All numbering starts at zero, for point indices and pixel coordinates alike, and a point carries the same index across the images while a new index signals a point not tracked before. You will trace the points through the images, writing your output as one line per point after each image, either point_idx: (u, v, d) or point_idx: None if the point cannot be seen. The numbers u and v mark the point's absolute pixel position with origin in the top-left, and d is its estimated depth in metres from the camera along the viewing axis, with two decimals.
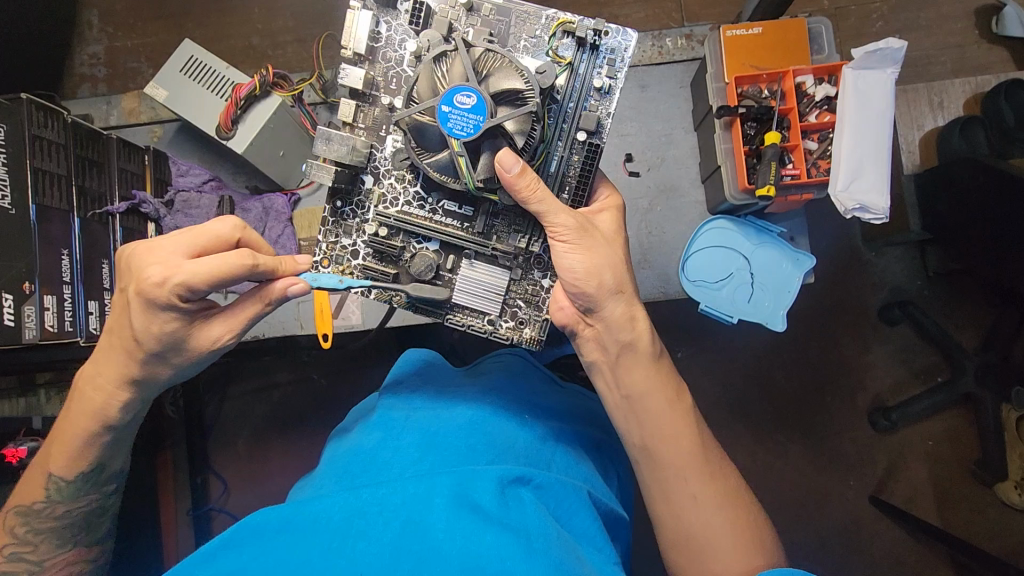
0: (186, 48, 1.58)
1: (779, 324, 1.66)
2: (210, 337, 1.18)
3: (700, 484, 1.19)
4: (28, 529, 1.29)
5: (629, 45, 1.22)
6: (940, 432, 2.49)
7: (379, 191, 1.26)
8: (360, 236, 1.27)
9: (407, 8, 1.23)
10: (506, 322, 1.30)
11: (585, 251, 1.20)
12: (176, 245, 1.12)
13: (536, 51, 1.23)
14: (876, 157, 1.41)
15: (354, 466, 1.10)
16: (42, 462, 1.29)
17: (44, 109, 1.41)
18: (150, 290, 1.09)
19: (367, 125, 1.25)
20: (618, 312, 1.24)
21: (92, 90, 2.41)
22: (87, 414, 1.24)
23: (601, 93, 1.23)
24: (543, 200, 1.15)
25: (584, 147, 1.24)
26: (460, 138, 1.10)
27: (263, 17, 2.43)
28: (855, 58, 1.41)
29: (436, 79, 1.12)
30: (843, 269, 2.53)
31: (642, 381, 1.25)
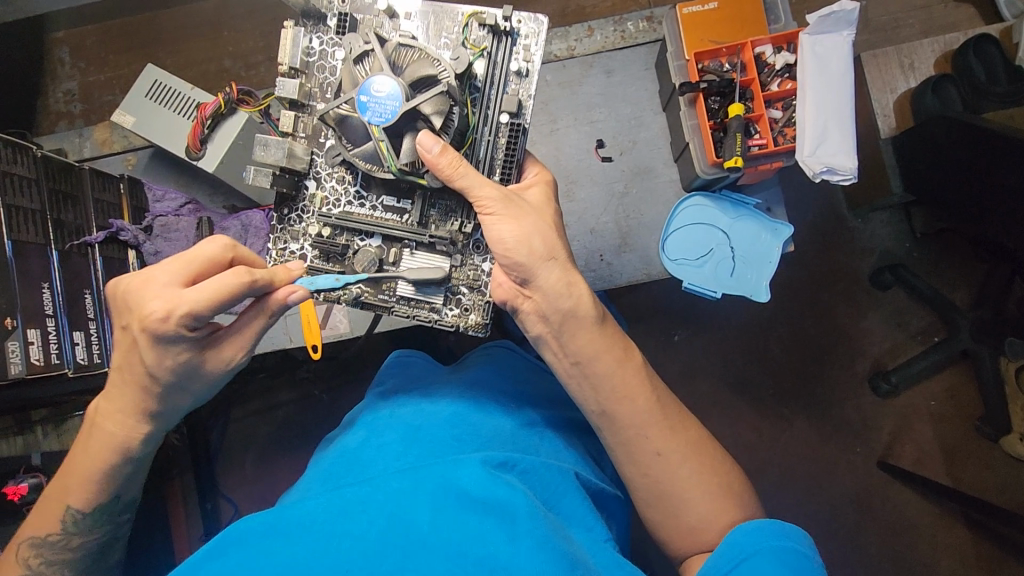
0: (150, 73, 1.59)
1: (763, 294, 1.68)
2: (221, 359, 1.15)
3: (662, 440, 1.21)
4: (42, 560, 1.23)
5: (542, 26, 1.25)
6: (943, 392, 2.49)
7: (321, 194, 1.28)
8: (307, 239, 1.29)
9: (333, 23, 1.25)
10: (451, 309, 1.31)
11: (512, 220, 1.19)
12: (170, 274, 1.07)
13: (451, 44, 1.26)
14: (841, 119, 1.41)
15: (339, 467, 1.11)
16: (58, 493, 1.22)
17: (13, 146, 1.41)
18: (156, 326, 1.04)
19: (309, 134, 1.27)
20: (553, 278, 1.20)
21: (69, 126, 2.42)
22: (105, 447, 1.19)
23: (519, 76, 1.25)
24: (466, 175, 1.16)
25: (509, 128, 1.25)
26: (379, 125, 1.12)
27: (233, 39, 2.45)
28: (811, 24, 1.42)
29: (357, 75, 1.14)
30: (831, 238, 2.54)
31: (587, 348, 1.22)
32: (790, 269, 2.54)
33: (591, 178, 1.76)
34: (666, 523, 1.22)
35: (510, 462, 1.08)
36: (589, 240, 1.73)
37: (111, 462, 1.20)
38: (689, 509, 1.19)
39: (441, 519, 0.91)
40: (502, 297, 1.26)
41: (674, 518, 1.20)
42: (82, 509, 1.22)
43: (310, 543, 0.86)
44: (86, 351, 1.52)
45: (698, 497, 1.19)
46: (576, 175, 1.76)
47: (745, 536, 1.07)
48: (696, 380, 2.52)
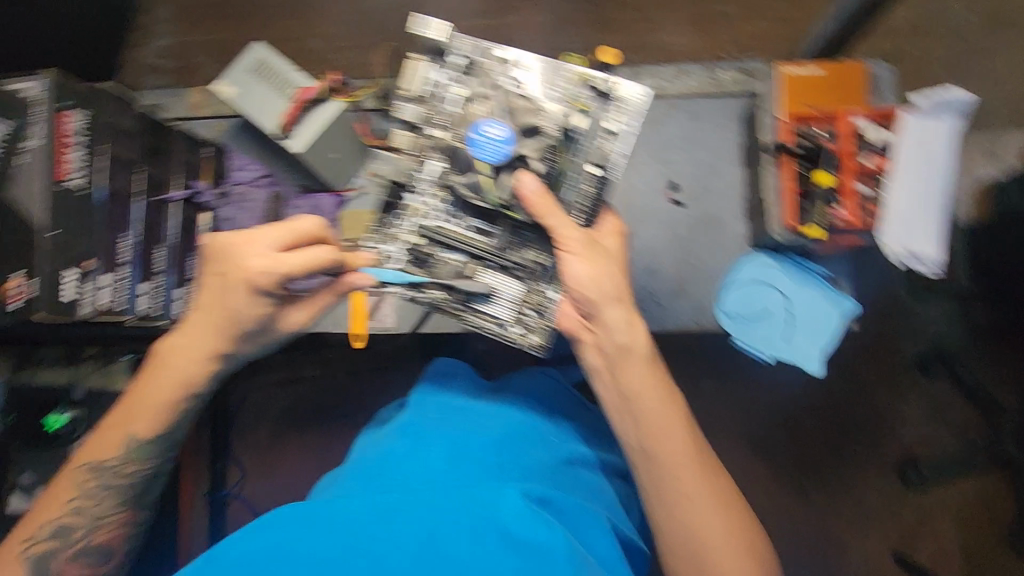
0: (257, 50, 1.65)
1: (814, 367, 1.63)
2: (292, 320, 1.34)
3: (694, 485, 1.19)
4: (96, 484, 1.38)
5: (648, 97, 1.29)
6: (972, 493, 2.40)
7: (416, 206, 1.30)
8: (397, 244, 1.31)
9: (458, 61, 1.31)
10: (516, 328, 1.31)
11: (589, 262, 1.23)
12: (269, 238, 1.25)
13: (557, 97, 1.29)
14: (928, 208, 1.39)
15: (378, 469, 1.12)
16: (120, 421, 1.38)
17: (120, 100, 1.50)
18: (254, 279, 1.23)
19: (416, 152, 1.32)
20: (618, 317, 1.23)
21: (157, 80, 2.53)
22: (172, 383, 1.35)
23: (611, 136, 1.30)
24: (556, 217, 1.21)
25: (596, 180, 1.30)
26: (488, 162, 1.19)
27: (324, 21, 2.52)
28: (919, 107, 1.40)
29: (472, 117, 1.24)
30: (882, 315, 2.46)
31: (637, 383, 1.23)
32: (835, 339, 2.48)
33: (656, 220, 1.75)
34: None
35: (549, 497, 1.07)
36: (644, 279, 1.73)
37: (172, 401, 1.36)
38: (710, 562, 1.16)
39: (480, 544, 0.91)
40: (571, 331, 1.29)
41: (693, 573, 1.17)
42: (140, 438, 1.38)
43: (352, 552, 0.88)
44: (149, 302, 1.57)
45: (718, 552, 1.17)
46: (643, 214, 1.76)
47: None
48: (716, 434, 2.48)
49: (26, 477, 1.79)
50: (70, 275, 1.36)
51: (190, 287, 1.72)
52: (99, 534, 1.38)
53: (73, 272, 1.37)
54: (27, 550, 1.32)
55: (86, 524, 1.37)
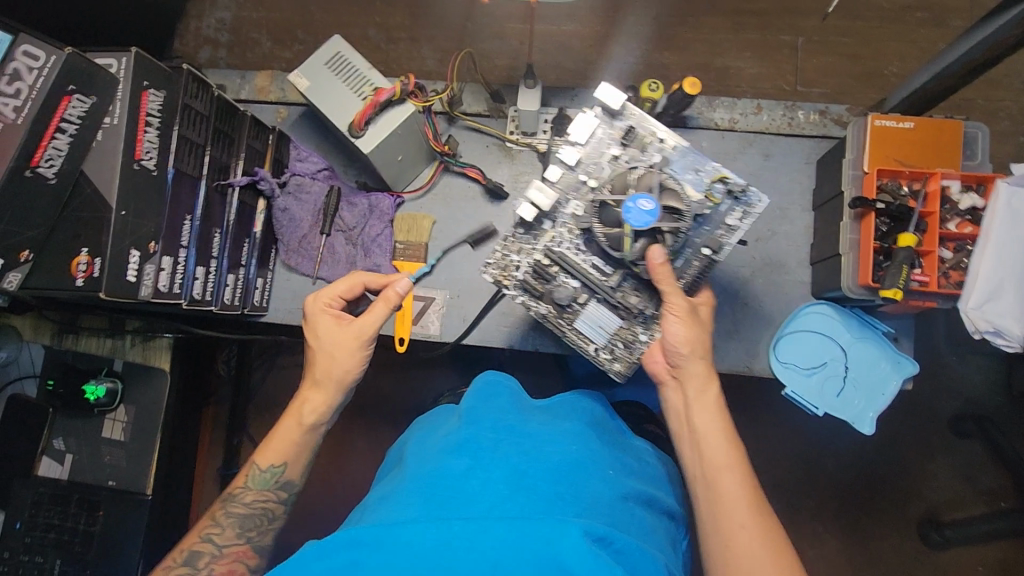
0: (335, 44, 1.62)
1: (866, 426, 1.60)
2: (357, 330, 1.45)
3: (751, 525, 1.17)
4: (225, 513, 1.40)
5: (764, 203, 1.33)
6: (993, 560, 2.33)
7: (551, 232, 1.37)
8: (527, 257, 1.37)
9: (621, 125, 1.39)
10: (604, 352, 1.38)
11: (686, 325, 1.31)
12: (332, 282, 1.57)
13: (694, 181, 1.35)
14: (1019, 282, 1.32)
15: (426, 491, 1.00)
16: (251, 456, 1.46)
17: (199, 81, 1.47)
18: (313, 303, 1.51)
19: (563, 188, 1.38)
20: (698, 370, 1.33)
21: (212, 53, 2.54)
22: (295, 413, 1.46)
23: (729, 229, 1.35)
24: (668, 286, 1.28)
25: (704, 260, 1.36)
26: (632, 227, 1.22)
27: (386, 11, 2.51)
28: (1015, 174, 1.32)
29: (628, 180, 1.27)
30: (920, 369, 2.41)
31: (707, 424, 1.29)
32: None
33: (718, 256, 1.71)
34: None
35: (609, 537, 0.94)
36: None
37: (292, 439, 1.44)
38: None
39: None
40: (653, 373, 1.39)
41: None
42: (262, 467, 1.42)
43: None
44: (203, 288, 1.56)
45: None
46: None
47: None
48: None
49: (59, 443, 1.85)
50: (132, 256, 1.34)
51: (241, 272, 1.71)
52: (219, 565, 1.34)
53: (133, 254, 1.34)
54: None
55: (212, 552, 1.35)
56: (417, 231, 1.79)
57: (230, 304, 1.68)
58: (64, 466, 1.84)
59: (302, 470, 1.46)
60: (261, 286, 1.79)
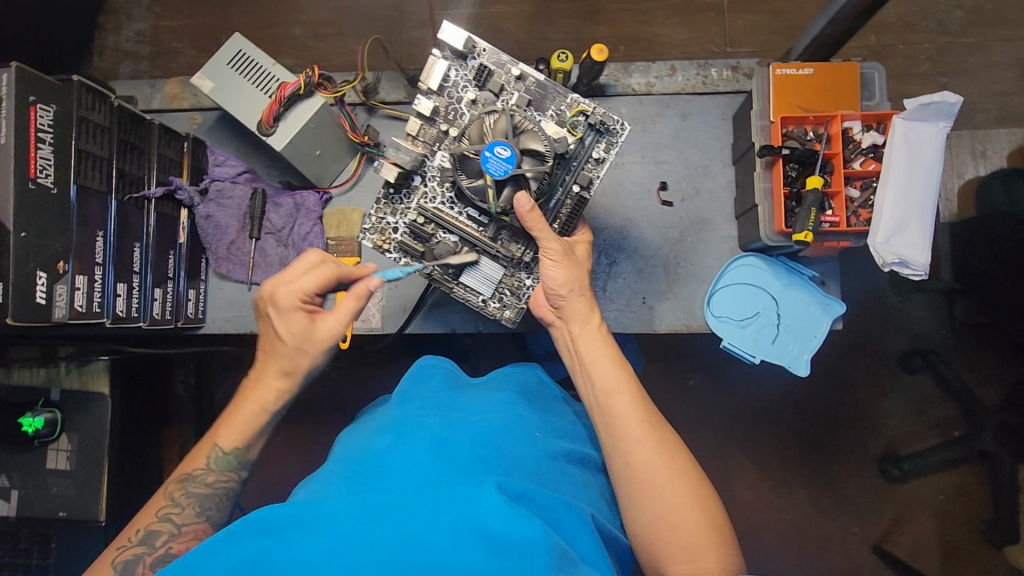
0: (236, 42, 1.60)
1: (802, 369, 1.63)
2: (327, 329, 1.40)
3: (644, 431, 1.25)
4: (184, 492, 1.31)
5: (627, 130, 1.38)
6: (951, 487, 2.42)
7: (422, 189, 1.40)
8: (403, 217, 1.43)
9: (474, 66, 1.38)
10: (493, 302, 1.48)
11: (564, 267, 1.36)
12: (290, 272, 1.42)
13: (555, 119, 1.39)
14: (921, 212, 1.37)
15: (363, 466, 1.11)
16: (208, 436, 1.39)
17: (94, 91, 1.42)
18: (283, 302, 1.39)
19: (427, 141, 1.39)
20: (578, 310, 1.38)
21: (133, 67, 2.45)
22: (259, 397, 1.41)
23: (597, 163, 1.40)
24: (544, 232, 1.31)
25: (575, 198, 1.40)
26: (494, 177, 1.24)
27: (308, 7, 2.45)
28: (909, 109, 1.36)
29: (485, 127, 1.27)
30: (866, 311, 2.48)
31: (591, 350, 1.36)
32: None
33: (648, 220, 1.74)
34: (644, 528, 1.17)
35: (529, 494, 1.05)
36: (634, 280, 1.72)
37: (257, 420, 1.40)
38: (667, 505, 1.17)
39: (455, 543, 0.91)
40: (540, 315, 1.45)
41: (650, 522, 1.16)
42: (223, 449, 1.36)
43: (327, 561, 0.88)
44: (127, 303, 1.52)
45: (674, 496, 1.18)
46: (632, 213, 1.74)
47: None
48: (702, 429, 2.49)
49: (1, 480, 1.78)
50: (39, 278, 1.30)
51: (170, 285, 1.66)
52: (179, 543, 1.25)
53: (41, 276, 1.30)
54: (117, 559, 1.21)
55: (171, 532, 1.26)
56: (347, 226, 1.76)
57: (160, 319, 1.64)
58: (11, 503, 1.77)
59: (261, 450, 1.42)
60: (193, 298, 1.75)
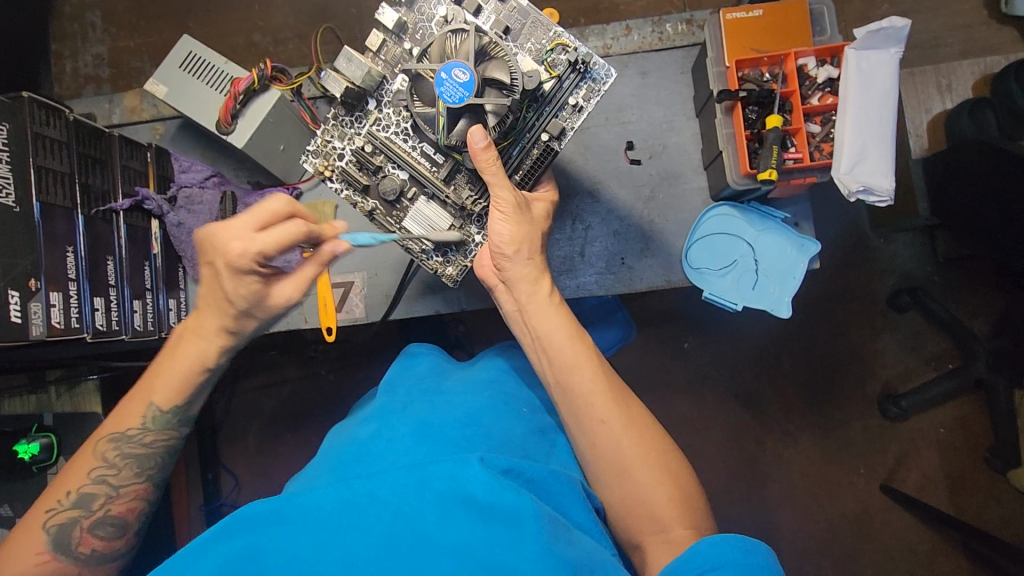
0: (186, 44, 1.65)
1: (784, 310, 1.65)
2: (282, 295, 1.31)
3: (607, 408, 1.26)
4: (118, 453, 1.33)
5: (610, 79, 1.38)
6: (951, 419, 2.45)
7: (376, 114, 1.41)
8: (350, 144, 1.42)
9: None
10: (435, 256, 1.47)
11: (512, 222, 1.32)
12: (244, 222, 1.25)
13: (533, 54, 1.39)
14: (880, 139, 1.41)
15: (350, 455, 1.12)
16: (143, 391, 1.37)
17: (46, 107, 1.42)
18: (234, 261, 1.24)
19: (388, 60, 1.40)
20: (524, 273, 1.35)
21: (96, 90, 2.43)
22: (191, 357, 1.37)
23: (573, 110, 1.40)
24: (496, 175, 1.29)
25: (545, 146, 1.41)
26: (447, 103, 1.22)
27: (264, 13, 2.44)
28: (858, 39, 1.41)
29: (448, 46, 1.25)
30: (851, 254, 2.49)
31: (546, 325, 1.32)
32: (809, 286, 2.50)
33: (619, 180, 1.74)
34: (617, 498, 1.23)
35: (517, 469, 1.08)
36: (611, 242, 1.72)
37: (192, 379, 1.37)
38: (636, 480, 1.22)
39: (443, 518, 0.94)
40: (482, 278, 1.42)
41: (624, 497, 1.22)
42: (162, 406, 1.36)
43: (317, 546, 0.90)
44: (106, 317, 1.51)
45: (644, 464, 1.23)
46: (603, 176, 1.74)
47: (711, 547, 1.03)
48: (702, 390, 2.51)
49: None
50: (12, 297, 1.29)
51: (149, 298, 1.66)
52: (117, 504, 1.31)
53: (12, 295, 1.29)
54: (49, 522, 1.25)
55: (108, 493, 1.31)
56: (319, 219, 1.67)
57: (143, 330, 1.63)
58: None
59: (201, 408, 1.43)
60: (174, 308, 1.75)
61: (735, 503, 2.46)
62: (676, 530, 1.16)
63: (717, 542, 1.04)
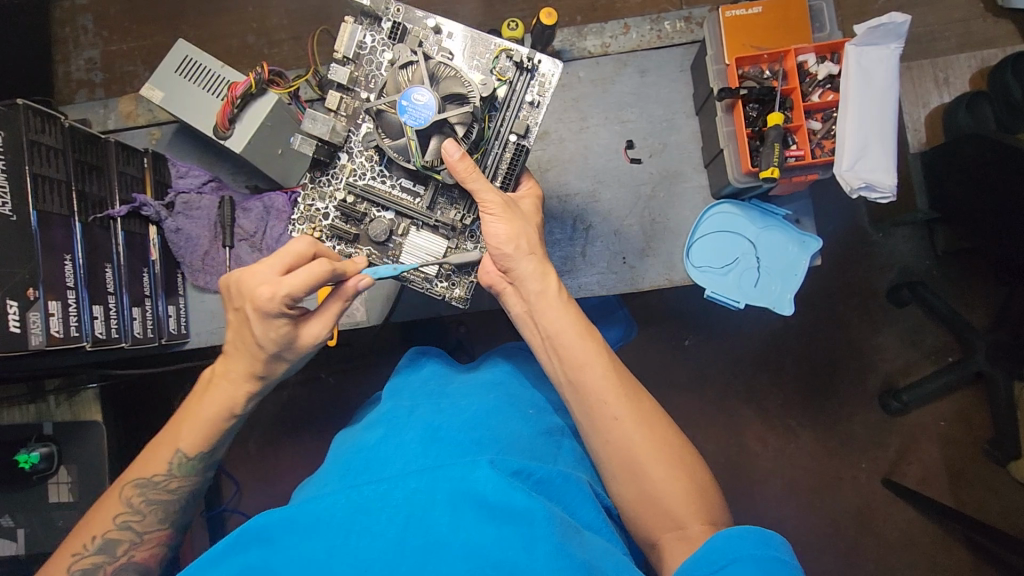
0: (181, 49, 1.64)
1: (786, 308, 1.65)
2: (313, 336, 1.30)
3: (620, 406, 1.25)
4: (143, 499, 1.31)
5: (558, 70, 1.37)
6: (951, 412, 2.45)
7: (350, 166, 1.40)
8: (332, 202, 1.41)
9: (386, 26, 1.36)
10: (441, 281, 1.44)
11: (507, 222, 1.33)
12: (271, 265, 1.24)
13: (482, 68, 1.37)
14: (882, 137, 1.41)
15: (358, 460, 1.11)
16: (169, 438, 1.34)
17: (42, 114, 1.40)
18: (264, 305, 1.22)
19: (348, 114, 1.39)
20: (530, 268, 1.34)
21: (89, 95, 2.40)
22: (219, 406, 1.34)
23: (531, 107, 1.39)
24: (479, 181, 1.29)
25: (515, 147, 1.39)
26: (413, 126, 1.24)
27: (259, 15, 2.42)
28: (859, 35, 1.41)
29: (400, 81, 1.29)
30: (851, 250, 2.49)
31: (554, 324, 1.31)
32: (808, 282, 2.50)
33: (619, 180, 1.73)
34: (631, 499, 1.22)
35: (527, 470, 1.08)
36: (612, 242, 1.71)
37: (221, 425, 1.34)
38: (650, 476, 1.20)
39: (457, 521, 0.93)
40: (489, 284, 1.40)
41: (635, 506, 1.21)
42: (189, 454, 1.33)
43: (328, 547, 0.90)
44: (106, 325, 1.50)
45: (658, 466, 1.21)
46: (603, 175, 1.73)
47: (722, 542, 1.03)
48: (702, 387, 2.50)
49: (5, 520, 1.75)
50: (10, 308, 1.28)
51: (148, 305, 1.65)
52: (141, 551, 1.30)
53: (11, 305, 1.28)
54: (73, 568, 1.26)
55: (131, 540, 1.30)
56: None
57: (143, 338, 1.62)
58: (18, 542, 1.74)
59: (226, 452, 1.40)
60: (174, 314, 1.73)
61: (737, 500, 2.46)
62: (694, 527, 1.16)
63: (730, 534, 1.05)
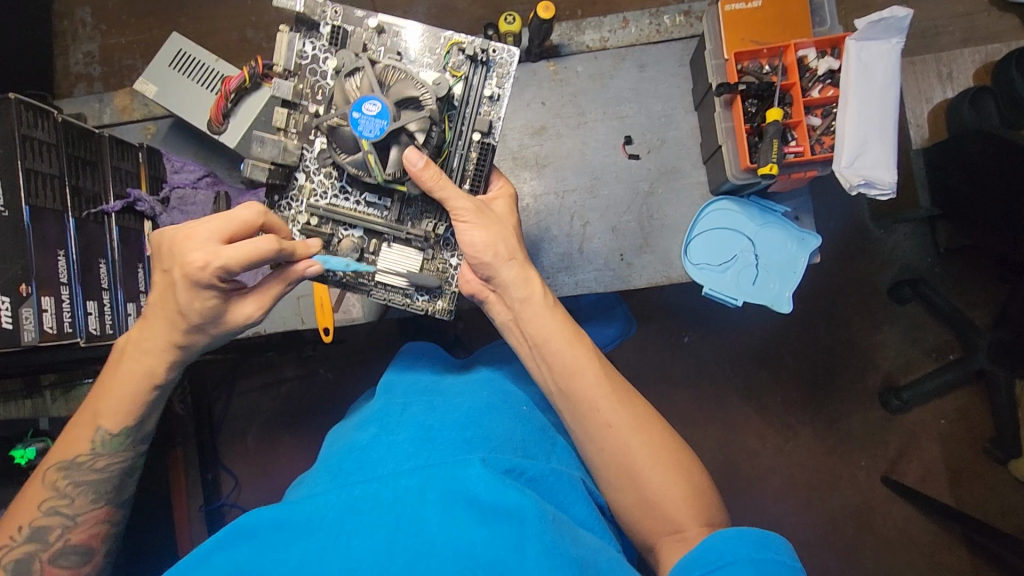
0: (175, 43, 1.64)
1: (784, 305, 1.64)
2: (242, 313, 1.28)
3: (615, 412, 1.24)
4: (69, 482, 1.33)
5: (514, 58, 1.35)
6: (951, 410, 2.44)
7: (310, 185, 1.38)
8: (295, 226, 1.39)
9: (326, 31, 1.34)
10: (421, 296, 1.43)
11: (483, 227, 1.32)
12: (210, 230, 1.19)
13: (434, 65, 1.37)
14: (881, 134, 1.39)
15: (350, 460, 1.11)
16: (89, 415, 1.34)
17: (33, 108, 1.39)
18: (194, 273, 1.17)
19: (299, 130, 1.36)
20: (512, 275, 1.33)
21: (87, 89, 2.39)
22: (134, 379, 1.32)
23: (491, 101, 1.37)
24: (446, 189, 1.28)
25: (479, 146, 1.37)
26: (369, 139, 1.23)
27: (256, 8, 2.40)
28: (860, 29, 1.39)
29: (348, 91, 1.27)
30: (852, 247, 2.47)
31: (543, 330, 1.30)
32: (809, 279, 2.48)
33: (616, 177, 1.72)
34: (629, 501, 1.21)
35: (518, 468, 1.07)
36: (610, 239, 1.70)
37: (138, 397, 1.33)
38: (648, 481, 1.19)
39: (448, 519, 0.92)
40: (473, 293, 1.40)
41: (630, 507, 1.21)
42: (112, 430, 1.33)
43: (318, 546, 0.89)
44: (100, 321, 1.49)
45: (656, 470, 1.20)
46: (600, 172, 1.72)
47: (720, 542, 1.02)
48: (702, 384, 2.50)
49: None
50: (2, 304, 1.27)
51: (142, 300, 1.65)
52: (76, 534, 1.32)
53: (3, 301, 1.27)
54: (4, 559, 1.27)
55: (64, 524, 1.32)
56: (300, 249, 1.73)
57: None
58: None
59: (154, 424, 1.40)
60: None
61: (736, 496, 2.45)
62: (693, 529, 1.16)
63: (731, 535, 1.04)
